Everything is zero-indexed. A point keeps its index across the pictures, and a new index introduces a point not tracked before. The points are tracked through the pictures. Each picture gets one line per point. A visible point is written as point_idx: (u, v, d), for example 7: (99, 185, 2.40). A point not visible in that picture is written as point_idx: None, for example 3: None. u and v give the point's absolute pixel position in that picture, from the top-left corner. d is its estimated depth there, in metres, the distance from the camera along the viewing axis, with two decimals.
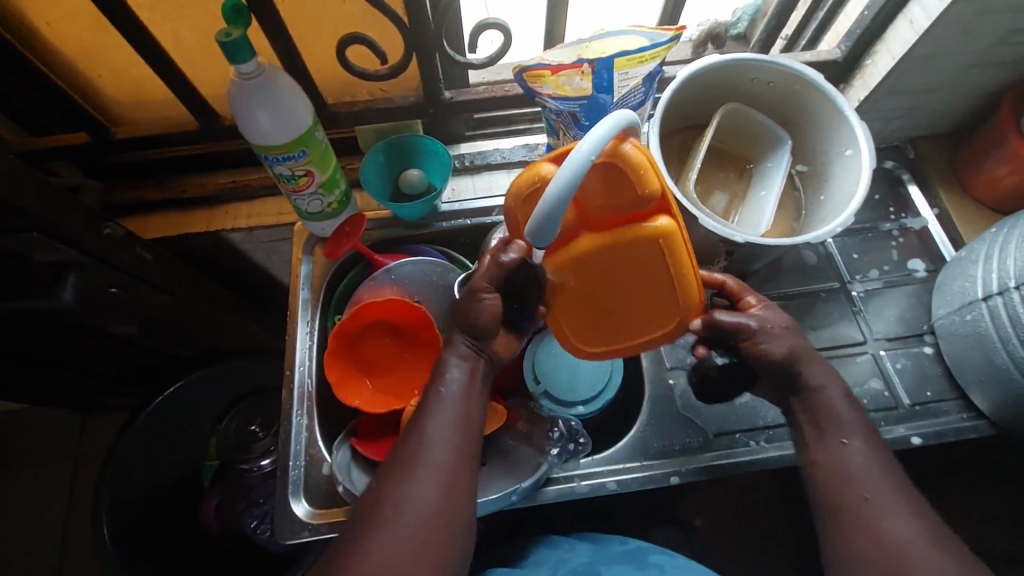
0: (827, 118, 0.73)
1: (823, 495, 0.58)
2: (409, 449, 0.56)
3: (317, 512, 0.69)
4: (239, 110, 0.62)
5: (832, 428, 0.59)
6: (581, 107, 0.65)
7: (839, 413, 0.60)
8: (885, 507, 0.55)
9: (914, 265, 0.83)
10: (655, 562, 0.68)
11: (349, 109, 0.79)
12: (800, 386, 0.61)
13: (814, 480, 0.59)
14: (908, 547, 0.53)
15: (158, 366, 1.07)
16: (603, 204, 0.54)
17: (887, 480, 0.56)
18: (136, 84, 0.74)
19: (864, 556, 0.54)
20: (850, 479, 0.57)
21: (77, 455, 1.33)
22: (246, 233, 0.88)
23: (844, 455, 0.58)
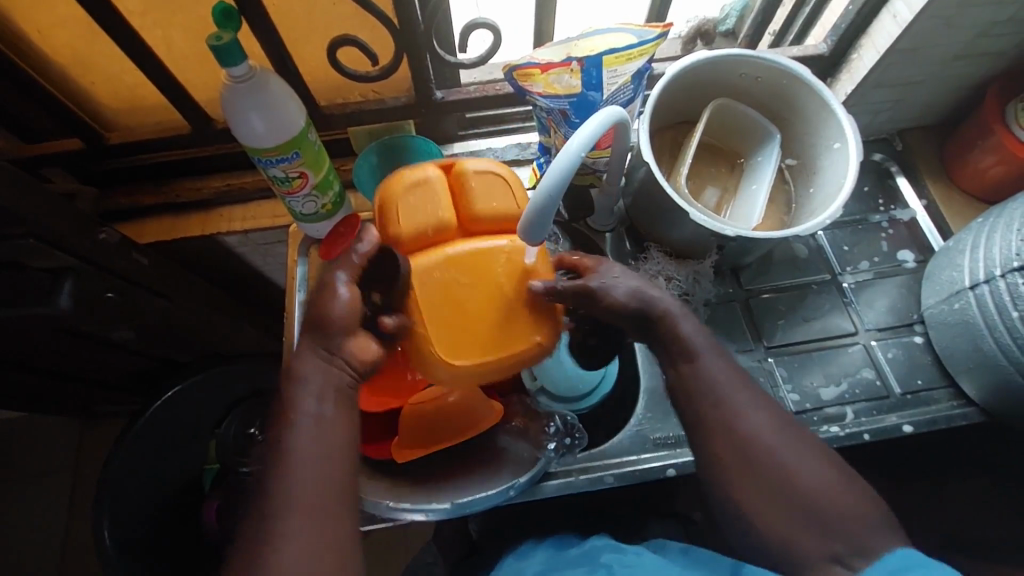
0: (816, 112, 0.74)
1: (690, 408, 0.61)
2: (273, 465, 0.53)
3: None
4: (232, 113, 0.63)
5: (684, 355, 0.61)
6: (571, 105, 0.66)
7: (689, 339, 0.62)
8: (755, 425, 0.59)
9: (904, 256, 0.83)
10: (606, 562, 0.67)
11: (341, 110, 0.79)
12: (652, 322, 0.63)
13: (676, 396, 0.62)
14: (767, 445, 0.58)
15: (156, 371, 1.07)
16: (488, 209, 0.60)
17: (735, 384, 0.60)
18: (128, 89, 0.74)
19: (735, 464, 0.58)
20: (714, 398, 0.60)
21: (76, 462, 1.33)
22: (241, 236, 0.88)
23: (692, 369, 0.61)
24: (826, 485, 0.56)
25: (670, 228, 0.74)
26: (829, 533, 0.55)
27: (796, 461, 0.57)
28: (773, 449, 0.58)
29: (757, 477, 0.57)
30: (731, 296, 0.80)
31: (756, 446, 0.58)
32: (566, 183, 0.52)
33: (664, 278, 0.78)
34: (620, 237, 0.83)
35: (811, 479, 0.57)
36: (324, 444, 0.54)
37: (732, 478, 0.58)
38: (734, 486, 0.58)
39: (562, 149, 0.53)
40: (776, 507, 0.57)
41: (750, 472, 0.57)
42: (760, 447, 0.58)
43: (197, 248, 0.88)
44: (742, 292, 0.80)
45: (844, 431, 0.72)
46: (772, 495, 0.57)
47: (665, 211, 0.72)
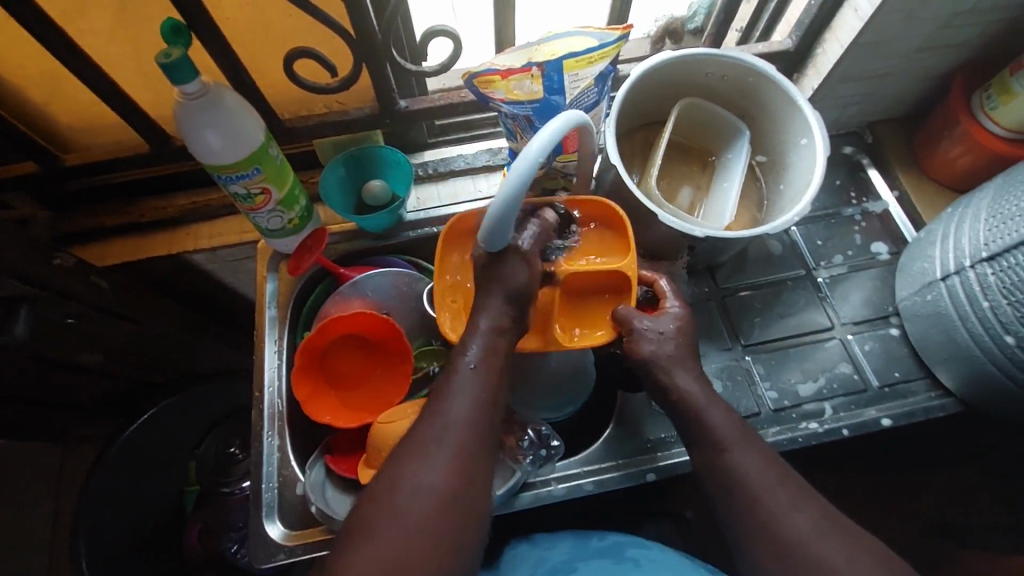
0: (783, 108, 0.74)
1: (720, 495, 0.56)
2: (421, 441, 0.52)
3: (293, 534, 0.68)
4: (187, 130, 0.61)
5: (707, 441, 0.57)
6: (534, 110, 0.65)
7: (708, 420, 0.58)
8: (775, 511, 0.52)
9: (877, 248, 0.84)
10: (631, 556, 0.68)
11: (305, 122, 0.78)
12: (673, 404, 0.60)
13: (708, 490, 0.57)
14: (799, 536, 0.51)
15: (130, 394, 1.05)
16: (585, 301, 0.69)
17: (768, 475, 0.54)
18: (82, 109, 0.72)
19: (767, 564, 0.52)
20: (739, 479, 0.55)
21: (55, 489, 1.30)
22: (209, 254, 0.87)
23: (736, 470, 0.55)
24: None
25: (640, 230, 0.74)
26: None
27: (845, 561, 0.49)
28: (806, 537, 0.51)
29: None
30: (706, 295, 0.80)
31: (794, 542, 0.51)
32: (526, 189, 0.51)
33: None
34: None
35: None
36: (482, 406, 0.54)
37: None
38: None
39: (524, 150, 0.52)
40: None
41: (791, 571, 0.50)
42: (787, 538, 0.51)
43: (164, 267, 0.87)
44: (718, 291, 0.80)
45: (822, 427, 0.71)
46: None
47: (635, 214, 0.71)
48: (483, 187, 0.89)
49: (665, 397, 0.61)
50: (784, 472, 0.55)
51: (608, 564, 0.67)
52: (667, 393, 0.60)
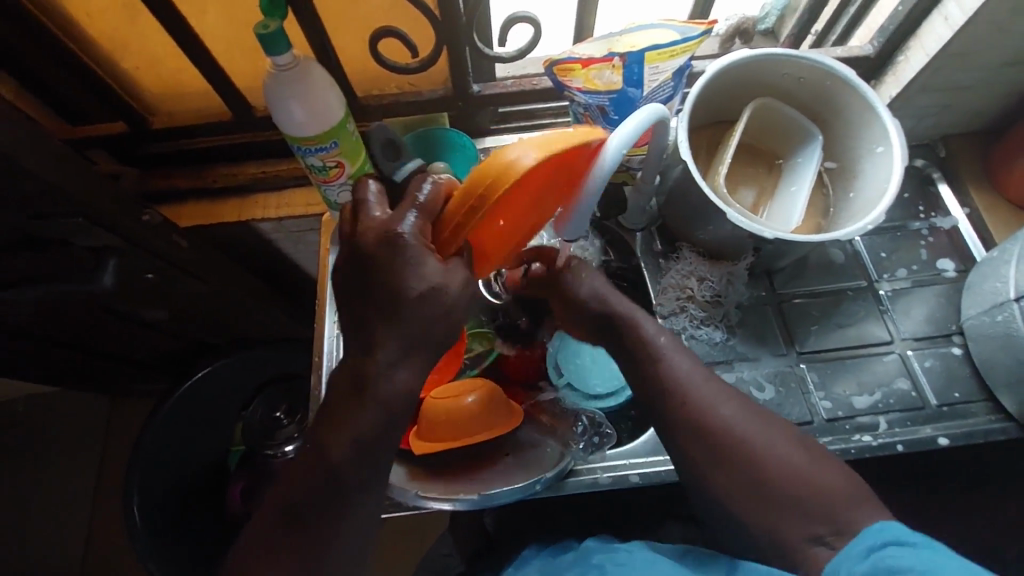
0: (860, 115, 0.73)
1: (658, 406, 0.61)
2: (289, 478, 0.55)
3: None
4: (273, 101, 0.64)
5: (646, 354, 0.62)
6: (611, 101, 0.65)
7: (646, 331, 0.63)
8: (708, 406, 0.59)
9: (943, 265, 0.81)
10: (597, 563, 0.67)
11: (379, 101, 0.80)
12: (620, 326, 0.64)
13: (648, 399, 0.61)
14: (728, 434, 0.57)
15: (186, 352, 1.09)
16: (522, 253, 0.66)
17: (697, 377, 0.60)
18: (172, 75, 0.76)
19: (698, 456, 0.58)
20: (678, 384, 0.60)
21: (103, 438, 1.37)
22: (275, 223, 0.90)
23: (675, 387, 0.60)
24: (777, 455, 0.56)
25: (703, 228, 0.73)
26: (805, 512, 0.54)
27: (767, 451, 0.56)
28: (738, 433, 0.57)
29: (727, 467, 0.57)
30: (763, 299, 0.79)
31: (724, 440, 0.57)
32: (604, 184, 0.54)
33: (695, 279, 0.77)
34: (650, 235, 0.82)
35: (776, 458, 0.56)
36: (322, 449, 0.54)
37: (705, 475, 0.58)
38: (705, 484, 0.58)
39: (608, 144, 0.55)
40: (745, 501, 0.56)
41: (723, 467, 0.57)
42: (719, 435, 0.57)
43: (231, 233, 0.90)
44: (774, 296, 0.79)
45: (876, 441, 0.71)
46: (750, 491, 0.56)
47: (700, 211, 0.72)
48: None
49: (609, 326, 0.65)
50: (715, 383, 0.61)
51: None
52: (609, 319, 0.65)
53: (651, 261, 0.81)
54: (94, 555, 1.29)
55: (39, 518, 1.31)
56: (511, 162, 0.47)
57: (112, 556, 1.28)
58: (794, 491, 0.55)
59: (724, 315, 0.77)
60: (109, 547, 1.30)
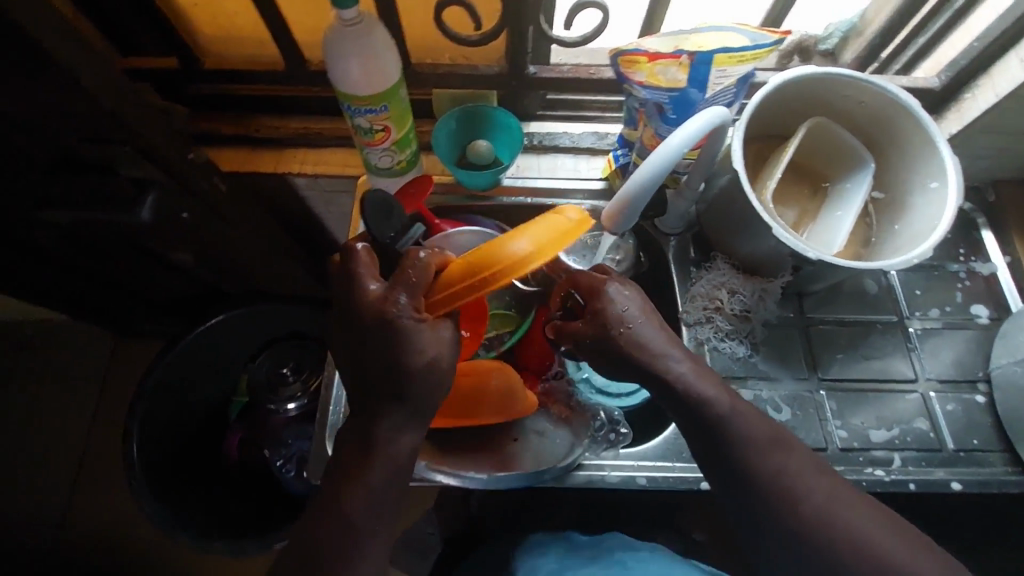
0: (918, 147, 0.72)
1: (719, 457, 0.58)
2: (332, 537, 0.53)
3: None
4: (331, 55, 0.63)
5: (704, 409, 0.58)
6: (670, 100, 0.64)
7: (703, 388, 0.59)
8: (781, 466, 0.56)
9: (977, 311, 0.80)
10: (619, 559, 0.71)
11: (434, 70, 0.78)
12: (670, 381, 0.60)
13: (713, 452, 0.58)
14: (792, 493, 0.55)
15: (201, 299, 1.09)
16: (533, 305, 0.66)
17: (763, 435, 0.57)
18: (231, 18, 0.75)
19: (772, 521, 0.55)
20: (743, 440, 0.57)
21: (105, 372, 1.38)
22: (310, 181, 0.89)
23: (734, 439, 0.57)
24: (860, 529, 0.54)
25: (744, 241, 0.73)
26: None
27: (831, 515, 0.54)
28: (799, 491, 0.55)
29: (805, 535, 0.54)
30: (791, 321, 0.78)
31: (784, 498, 0.55)
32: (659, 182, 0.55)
33: (726, 291, 0.76)
34: (685, 243, 0.82)
35: (860, 531, 0.54)
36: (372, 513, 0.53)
37: (762, 529, 0.56)
38: (760, 533, 0.57)
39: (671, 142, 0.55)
40: (803, 557, 0.54)
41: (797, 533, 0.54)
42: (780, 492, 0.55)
43: (265, 185, 0.89)
44: (802, 319, 0.78)
45: (888, 476, 0.70)
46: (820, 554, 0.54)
47: (744, 223, 0.71)
48: (583, 168, 0.88)
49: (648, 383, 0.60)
50: (780, 444, 0.57)
51: (596, 569, 0.70)
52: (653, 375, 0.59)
53: (681, 267, 0.80)
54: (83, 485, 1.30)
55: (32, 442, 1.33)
56: (518, 256, 0.50)
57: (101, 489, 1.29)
58: (854, 558, 0.52)
59: (750, 330, 0.76)
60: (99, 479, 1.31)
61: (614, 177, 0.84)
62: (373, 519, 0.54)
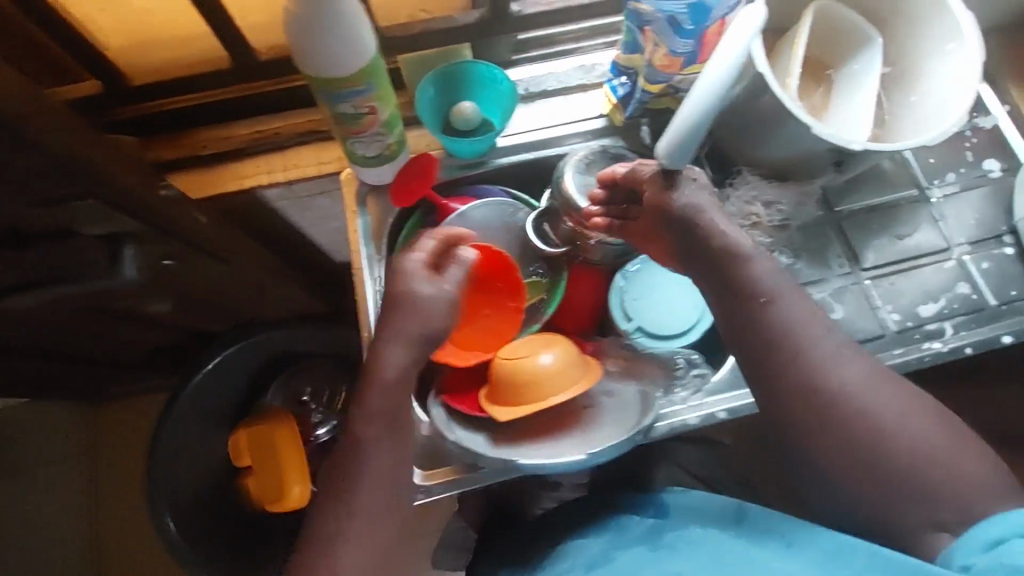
0: (926, 13, 0.68)
1: (760, 396, 0.60)
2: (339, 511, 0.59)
3: (429, 474, 0.65)
4: (303, 34, 0.53)
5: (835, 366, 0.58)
6: (689, 8, 0.57)
7: (820, 357, 0.58)
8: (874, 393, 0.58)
9: (989, 166, 0.81)
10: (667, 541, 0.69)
11: (405, 31, 0.73)
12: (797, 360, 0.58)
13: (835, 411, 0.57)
14: (853, 425, 0.57)
15: (186, 341, 0.98)
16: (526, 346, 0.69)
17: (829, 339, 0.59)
18: (151, 14, 0.63)
19: (845, 458, 0.58)
20: (847, 391, 0.58)
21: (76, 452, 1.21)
22: (285, 187, 0.78)
23: (837, 380, 0.58)
24: (933, 443, 0.57)
25: (769, 147, 0.70)
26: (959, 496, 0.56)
27: (904, 431, 0.57)
28: (841, 392, 0.57)
29: (851, 454, 0.57)
30: (822, 219, 0.77)
31: (888, 429, 0.57)
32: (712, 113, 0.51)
33: (761, 204, 0.75)
34: (699, 164, 0.78)
35: (920, 439, 0.57)
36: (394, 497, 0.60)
37: (837, 440, 0.58)
38: (830, 453, 0.58)
39: (737, 37, 0.49)
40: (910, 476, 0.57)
41: (854, 455, 0.57)
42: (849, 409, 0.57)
43: (234, 205, 0.78)
44: (832, 214, 0.77)
45: (945, 346, 0.72)
46: (883, 474, 0.57)
47: (769, 126, 0.67)
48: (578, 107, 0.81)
49: (767, 334, 0.59)
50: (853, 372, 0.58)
51: (643, 552, 0.69)
52: (703, 236, 0.61)
53: None
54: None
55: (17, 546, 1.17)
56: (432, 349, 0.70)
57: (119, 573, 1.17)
58: (901, 442, 0.57)
59: (789, 239, 0.75)
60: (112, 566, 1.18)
61: (615, 111, 0.78)
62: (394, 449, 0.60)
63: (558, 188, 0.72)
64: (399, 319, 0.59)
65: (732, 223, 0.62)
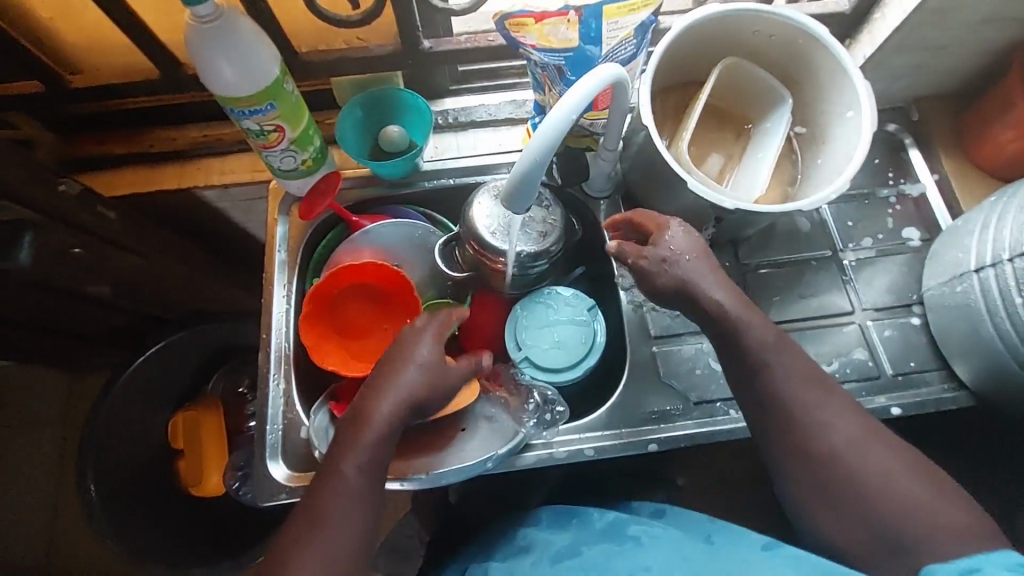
0: (831, 77, 0.69)
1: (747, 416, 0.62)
2: (325, 490, 0.54)
3: (295, 475, 0.68)
4: (198, 57, 0.58)
5: (821, 398, 0.58)
6: (567, 60, 0.60)
7: (807, 396, 0.58)
8: (852, 431, 0.57)
9: (908, 234, 0.80)
10: (634, 534, 0.64)
11: (322, 57, 0.73)
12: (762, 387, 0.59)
13: (813, 448, 0.57)
14: (824, 455, 0.57)
15: (136, 325, 1.04)
16: None
17: (808, 379, 0.59)
18: (91, 26, 0.69)
19: (814, 490, 0.57)
20: (804, 415, 0.58)
21: (44, 416, 1.30)
22: (220, 192, 0.84)
23: (825, 417, 0.57)
24: (914, 493, 0.55)
25: (666, 197, 0.71)
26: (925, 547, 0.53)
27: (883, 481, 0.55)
28: (823, 431, 0.57)
29: (830, 492, 0.57)
30: (728, 270, 0.77)
31: (855, 465, 0.56)
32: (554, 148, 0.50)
33: None
34: (615, 205, 0.80)
35: (908, 483, 0.55)
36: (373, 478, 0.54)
37: (818, 471, 0.57)
38: (811, 484, 0.57)
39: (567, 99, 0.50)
40: (886, 521, 0.54)
41: (827, 488, 0.57)
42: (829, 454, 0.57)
43: (173, 204, 0.84)
44: (739, 266, 0.78)
45: None
46: (853, 508, 0.56)
47: (662, 177, 0.69)
48: (504, 141, 0.84)
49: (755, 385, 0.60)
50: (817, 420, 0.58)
51: (609, 544, 0.63)
52: (698, 304, 0.61)
53: None
54: (47, 539, 1.24)
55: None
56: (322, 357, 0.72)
57: (67, 538, 1.24)
58: (894, 481, 0.55)
59: None
60: (62, 531, 1.25)
61: None
62: (388, 445, 0.55)
63: (465, 215, 0.72)
64: (380, 399, 0.55)
65: (729, 287, 0.62)
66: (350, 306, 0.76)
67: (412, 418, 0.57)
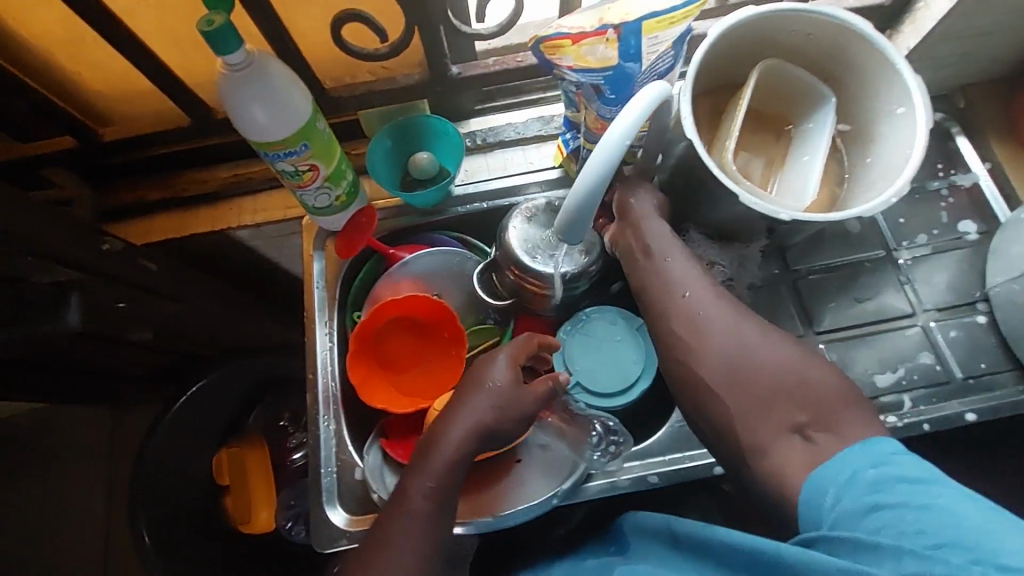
0: (877, 72, 0.66)
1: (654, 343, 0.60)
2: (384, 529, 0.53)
3: (354, 519, 0.67)
4: (232, 104, 0.57)
5: (712, 318, 0.57)
6: (606, 80, 0.58)
7: (711, 315, 0.57)
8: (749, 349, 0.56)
9: (965, 227, 0.76)
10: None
11: (351, 92, 0.72)
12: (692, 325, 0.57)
13: (702, 364, 0.56)
14: (734, 375, 0.55)
15: (175, 365, 1.05)
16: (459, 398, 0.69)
17: (714, 304, 0.58)
18: (120, 77, 0.69)
19: (740, 403, 0.55)
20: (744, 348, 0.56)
21: (90, 457, 1.32)
22: (253, 230, 0.83)
23: (706, 327, 0.57)
24: (806, 367, 0.55)
25: (711, 208, 0.68)
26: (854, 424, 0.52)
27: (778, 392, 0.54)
28: (729, 336, 0.56)
29: (750, 401, 0.55)
30: (777, 278, 0.75)
31: (746, 364, 0.55)
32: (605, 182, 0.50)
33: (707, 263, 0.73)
34: None
35: (799, 368, 0.55)
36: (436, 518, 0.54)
37: (718, 382, 0.55)
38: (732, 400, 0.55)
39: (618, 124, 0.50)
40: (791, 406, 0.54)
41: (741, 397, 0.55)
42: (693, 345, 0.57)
43: (207, 246, 0.84)
44: (789, 273, 0.75)
45: (901, 421, 0.68)
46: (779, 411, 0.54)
47: (706, 188, 0.66)
48: (535, 159, 0.83)
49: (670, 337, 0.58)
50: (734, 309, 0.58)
51: None
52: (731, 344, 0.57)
53: None
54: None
55: (33, 540, 1.28)
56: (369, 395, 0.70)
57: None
58: (768, 378, 0.54)
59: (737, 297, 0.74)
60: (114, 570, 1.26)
61: (567, 163, 0.78)
62: (448, 489, 0.55)
63: (501, 240, 0.71)
64: (445, 422, 0.57)
65: (782, 344, 0.57)
66: (394, 339, 0.75)
67: (485, 445, 0.58)
